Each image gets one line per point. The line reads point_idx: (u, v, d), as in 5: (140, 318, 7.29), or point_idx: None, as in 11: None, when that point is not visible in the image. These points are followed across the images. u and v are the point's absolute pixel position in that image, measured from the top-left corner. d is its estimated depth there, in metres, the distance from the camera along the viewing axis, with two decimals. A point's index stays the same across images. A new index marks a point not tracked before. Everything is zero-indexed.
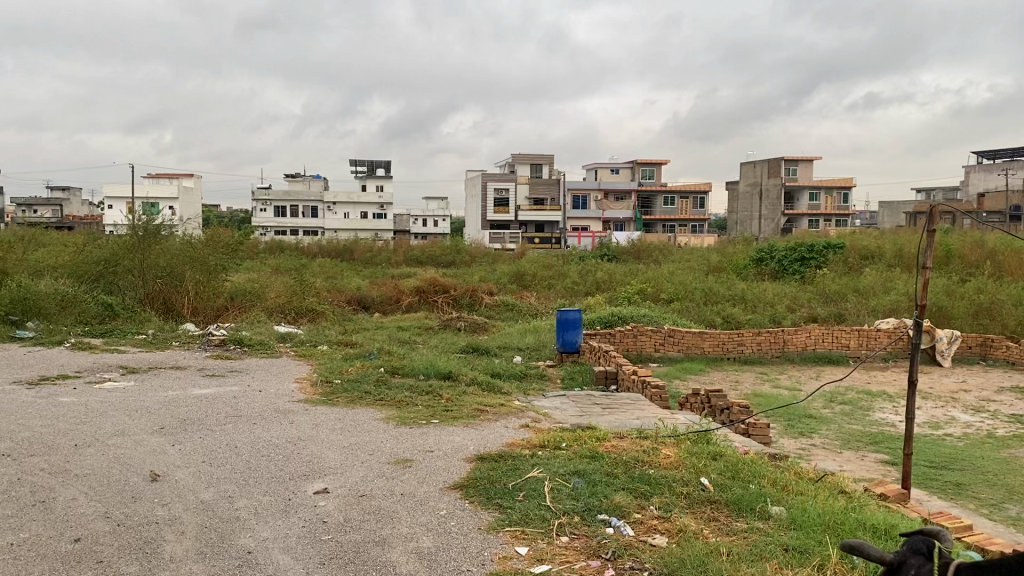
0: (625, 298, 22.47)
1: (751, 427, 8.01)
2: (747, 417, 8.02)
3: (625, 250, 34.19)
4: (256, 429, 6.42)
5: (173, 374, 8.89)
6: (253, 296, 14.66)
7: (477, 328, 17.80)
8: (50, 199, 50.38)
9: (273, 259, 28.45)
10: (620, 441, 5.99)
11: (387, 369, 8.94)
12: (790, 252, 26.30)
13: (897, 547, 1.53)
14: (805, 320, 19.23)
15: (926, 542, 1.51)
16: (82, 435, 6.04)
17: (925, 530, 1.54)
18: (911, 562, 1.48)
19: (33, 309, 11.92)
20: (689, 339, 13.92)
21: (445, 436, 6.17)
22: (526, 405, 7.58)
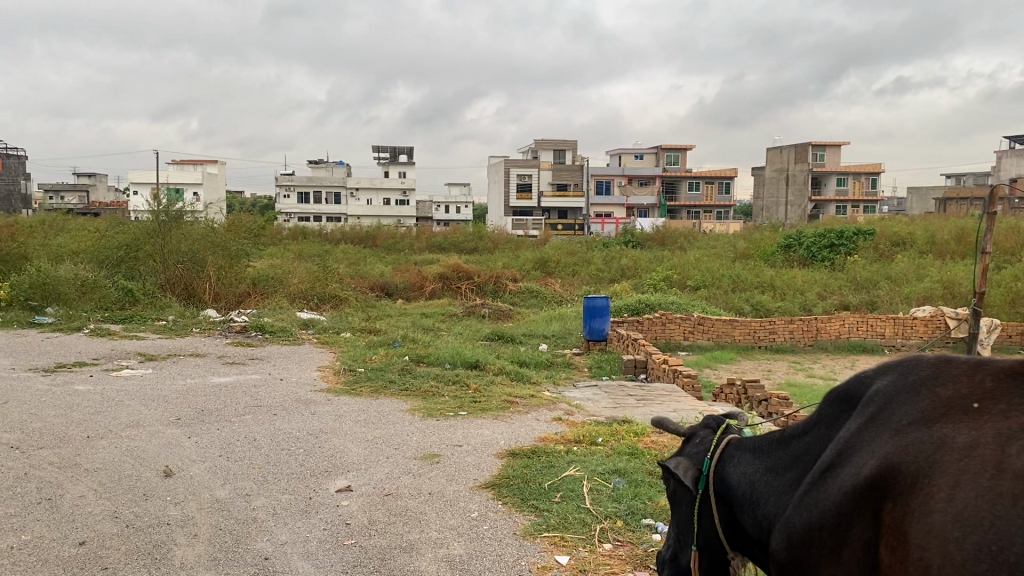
0: (651, 285, 22.05)
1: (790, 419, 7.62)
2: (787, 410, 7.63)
3: (650, 236, 33.69)
4: (277, 420, 6.14)
5: (193, 361, 8.63)
6: (275, 282, 14.44)
7: (501, 315, 17.51)
8: (76, 185, 50.51)
9: (296, 245, 28.32)
10: (660, 436, 5.64)
11: (411, 358, 8.61)
12: (818, 239, 25.72)
13: (695, 425, 2.32)
14: (836, 309, 18.76)
15: (715, 423, 2.29)
16: (93, 426, 5.78)
17: (716, 418, 2.32)
18: (699, 436, 2.26)
19: (53, 295, 11.77)
20: (719, 327, 13.51)
21: (474, 429, 5.84)
22: (557, 396, 7.24)
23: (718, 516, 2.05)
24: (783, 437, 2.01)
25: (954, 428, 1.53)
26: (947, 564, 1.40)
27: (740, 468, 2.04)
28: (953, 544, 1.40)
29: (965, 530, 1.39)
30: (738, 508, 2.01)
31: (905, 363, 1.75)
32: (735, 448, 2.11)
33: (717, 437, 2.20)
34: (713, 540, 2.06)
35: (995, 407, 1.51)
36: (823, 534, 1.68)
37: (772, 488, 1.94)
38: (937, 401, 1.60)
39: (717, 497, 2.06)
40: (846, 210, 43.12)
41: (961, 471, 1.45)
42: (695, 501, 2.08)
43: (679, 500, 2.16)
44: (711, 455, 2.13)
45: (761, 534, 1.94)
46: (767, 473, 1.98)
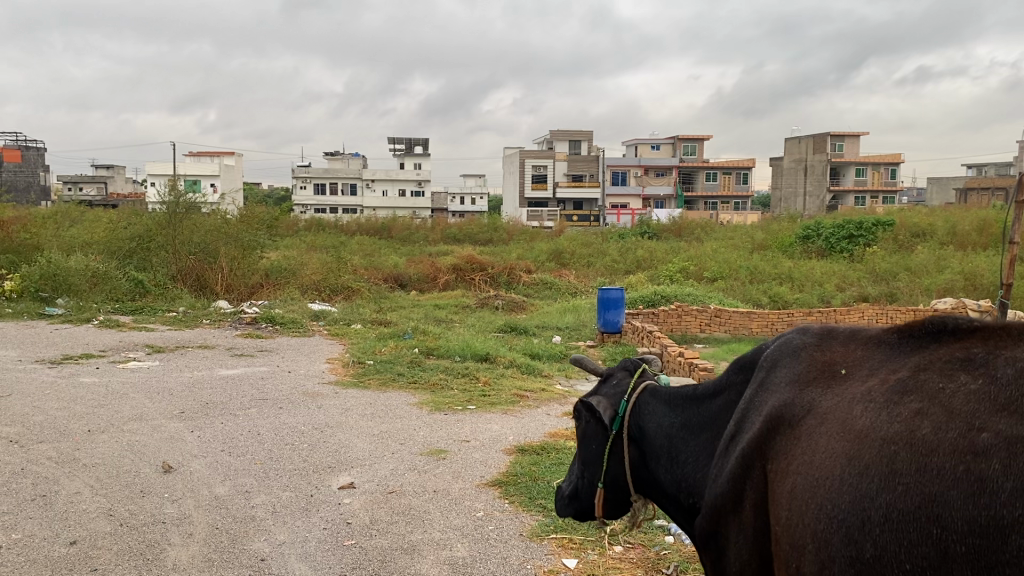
0: (667, 277, 21.85)
1: None
2: None
3: (666, 227, 33.43)
4: (282, 414, 6.02)
5: (201, 353, 8.53)
6: (287, 273, 14.36)
7: (515, 307, 17.37)
8: (93, 177, 50.72)
9: (311, 236, 28.30)
10: None
11: (421, 350, 8.47)
12: (837, 230, 25.43)
13: (612, 366, 2.48)
14: (854, 300, 18.48)
15: (632, 365, 2.48)
16: (95, 420, 5.69)
17: (631, 359, 2.52)
18: (617, 375, 2.45)
19: (63, 286, 11.72)
20: (736, 319, 13.43)
21: (482, 424, 5.70)
22: (569, 390, 7.08)
23: (629, 454, 2.31)
24: (695, 392, 2.29)
25: (818, 391, 1.78)
26: (802, 520, 1.60)
27: (656, 419, 2.30)
28: (806, 503, 1.60)
29: (808, 483, 1.60)
30: (653, 454, 2.29)
31: (790, 333, 2.04)
32: (651, 394, 2.35)
33: (634, 380, 2.40)
34: (619, 477, 2.33)
35: (858, 372, 1.75)
36: (722, 495, 1.99)
37: (691, 447, 2.22)
38: (813, 366, 1.86)
39: (630, 439, 2.31)
40: (865, 201, 42.67)
41: (818, 431, 1.67)
42: (608, 438, 2.32)
43: (589, 434, 2.37)
44: (629, 398, 2.34)
45: (676, 487, 2.23)
46: (683, 430, 2.25)
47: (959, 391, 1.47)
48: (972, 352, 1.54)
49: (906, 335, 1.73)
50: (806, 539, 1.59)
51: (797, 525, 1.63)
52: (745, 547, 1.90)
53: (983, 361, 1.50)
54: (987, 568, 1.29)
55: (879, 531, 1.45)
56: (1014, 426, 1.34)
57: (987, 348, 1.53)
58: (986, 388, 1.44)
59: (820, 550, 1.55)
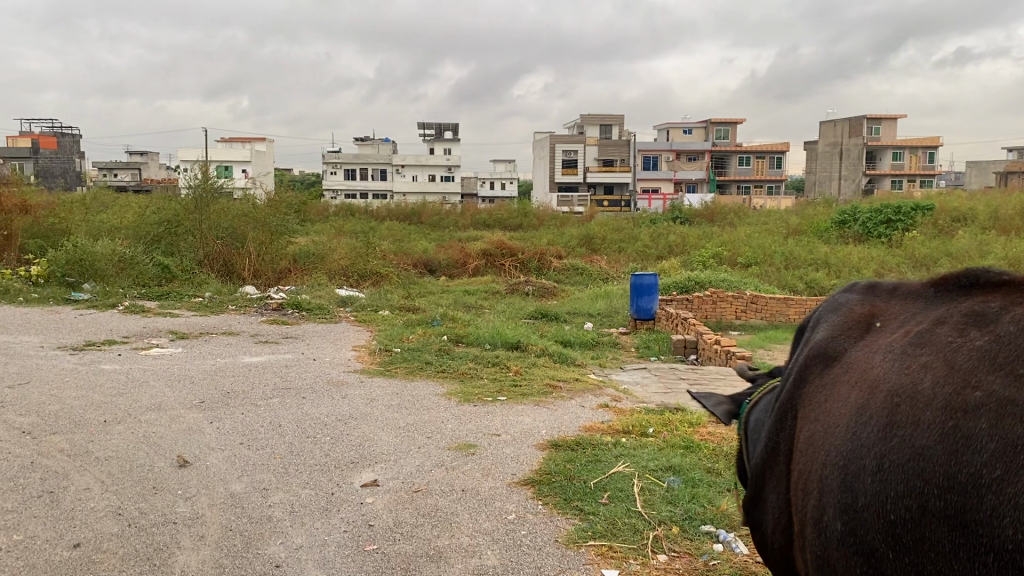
0: (701, 263, 21.43)
1: None
2: None
3: (698, 212, 32.93)
4: (305, 404, 5.78)
5: (225, 340, 8.33)
6: (316, 259, 14.20)
7: (545, 293, 17.08)
8: (128, 164, 51.17)
9: (341, 221, 28.18)
10: (717, 425, 5.19)
11: (449, 338, 8.19)
12: (875, 214, 24.80)
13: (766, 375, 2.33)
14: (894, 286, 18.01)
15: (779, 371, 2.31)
16: (113, 409, 5.50)
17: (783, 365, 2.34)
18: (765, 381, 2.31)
19: (90, 271, 11.61)
20: (772, 306, 14.36)
21: (513, 416, 5.41)
22: (604, 380, 6.79)
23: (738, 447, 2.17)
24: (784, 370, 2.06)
25: (849, 340, 1.75)
26: (813, 469, 1.60)
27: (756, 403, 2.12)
28: (817, 453, 1.60)
29: (822, 435, 1.59)
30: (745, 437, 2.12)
31: (849, 295, 1.92)
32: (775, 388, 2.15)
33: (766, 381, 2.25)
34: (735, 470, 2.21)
35: (889, 327, 1.69)
36: (768, 462, 1.88)
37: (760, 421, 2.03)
38: (850, 318, 1.82)
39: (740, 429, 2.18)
40: (902, 185, 41.96)
41: (837, 383, 1.66)
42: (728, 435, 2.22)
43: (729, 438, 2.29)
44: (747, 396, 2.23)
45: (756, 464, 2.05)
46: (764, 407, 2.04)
47: (964, 346, 1.42)
48: (986, 306, 1.48)
49: (942, 288, 1.66)
50: (815, 488, 1.58)
51: (811, 475, 1.62)
52: (780, 510, 1.82)
53: (994, 318, 1.43)
54: (959, 524, 1.26)
55: (871, 482, 1.43)
56: (1004, 386, 1.29)
57: (1004, 302, 1.47)
58: (989, 345, 1.38)
59: (824, 500, 1.54)
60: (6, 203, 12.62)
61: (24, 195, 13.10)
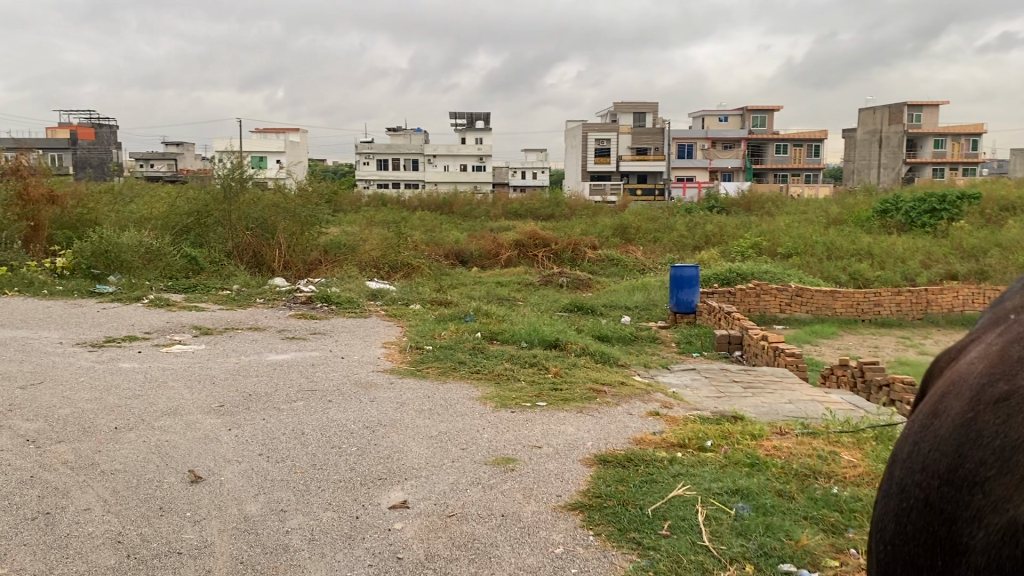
0: (739, 254, 20.81)
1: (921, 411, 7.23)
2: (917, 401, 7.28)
3: (735, 201, 32.19)
4: (330, 409, 5.35)
5: (250, 336, 7.95)
6: (346, 250, 13.86)
7: (580, 285, 16.58)
8: (163, 154, 51.35)
9: (372, 211, 27.87)
10: (782, 439, 4.69)
11: (484, 335, 7.72)
12: (919, 203, 23.93)
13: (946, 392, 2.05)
14: (942, 278, 17.34)
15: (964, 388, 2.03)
16: (126, 414, 5.14)
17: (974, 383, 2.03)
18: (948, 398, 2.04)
19: (115, 262, 11.32)
20: (819, 299, 13.88)
21: (554, 425, 4.95)
22: (650, 383, 6.29)
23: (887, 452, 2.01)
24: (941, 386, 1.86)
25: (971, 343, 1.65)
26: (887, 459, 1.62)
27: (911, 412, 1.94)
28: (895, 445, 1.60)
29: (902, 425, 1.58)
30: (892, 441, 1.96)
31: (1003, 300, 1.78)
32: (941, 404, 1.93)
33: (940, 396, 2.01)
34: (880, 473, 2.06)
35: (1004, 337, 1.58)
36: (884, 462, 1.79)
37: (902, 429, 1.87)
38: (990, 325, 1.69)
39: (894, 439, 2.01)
40: (944, 173, 40.76)
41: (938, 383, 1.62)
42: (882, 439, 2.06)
43: None
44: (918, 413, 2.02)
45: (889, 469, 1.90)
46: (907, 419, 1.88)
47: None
48: None
49: None
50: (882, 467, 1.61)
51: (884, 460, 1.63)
52: None
53: None
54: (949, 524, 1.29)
55: (904, 467, 1.47)
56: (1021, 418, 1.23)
57: None
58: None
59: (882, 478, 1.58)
60: (33, 193, 12.40)
61: (51, 185, 12.86)
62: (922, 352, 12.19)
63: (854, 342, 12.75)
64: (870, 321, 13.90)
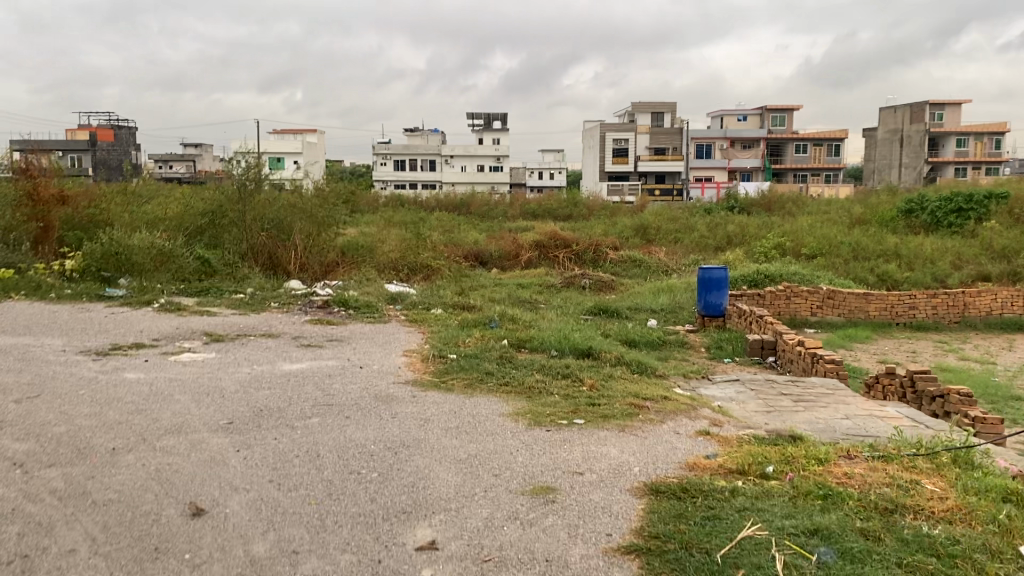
0: (762, 256, 20.25)
1: (978, 423, 6.57)
2: (973, 413, 6.64)
3: (755, 201, 31.60)
4: (348, 426, 4.90)
5: (263, 343, 7.52)
6: (364, 251, 13.43)
7: (603, 288, 16.12)
8: (182, 155, 51.37)
9: (390, 211, 27.56)
10: (852, 464, 4.20)
11: (511, 342, 7.24)
12: (945, 203, 23.28)
13: None
14: (974, 279, 16.74)
15: None
16: (125, 433, 4.71)
17: None
18: None
19: (126, 265, 10.96)
20: (851, 302, 13.33)
21: (595, 447, 4.48)
22: (694, 397, 5.81)
23: None
24: None
25: None
26: None
27: None
28: None
29: None
30: None
31: None
32: None
33: None
34: None
35: None
36: None
37: None
38: None
39: None
40: (966, 173, 39.87)
41: None
42: None
43: None
44: None
45: None
46: None
47: None
48: None
49: None
50: None
51: None
52: None
53: None
54: None
55: None
56: None
57: None
58: None
59: None
60: (43, 193, 12.08)
61: (62, 185, 12.54)
62: (963, 357, 11.62)
63: (890, 346, 12.18)
64: (905, 324, 13.35)
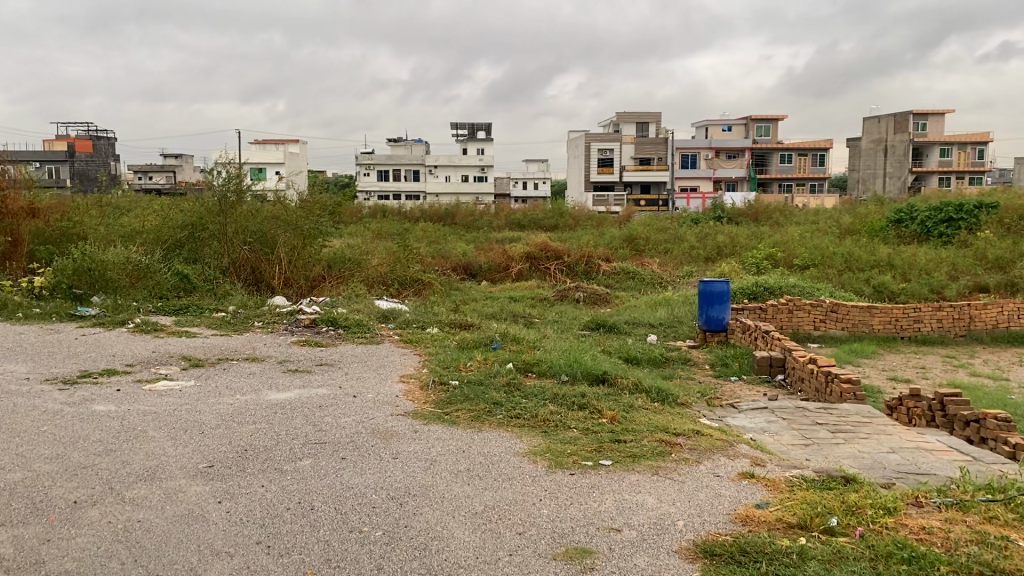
0: (755, 268, 19.79)
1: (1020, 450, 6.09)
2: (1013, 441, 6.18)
3: (741, 211, 31.24)
4: (344, 470, 4.33)
5: (247, 369, 6.93)
6: (352, 264, 12.84)
7: (598, 301, 15.57)
8: (163, 166, 50.59)
9: (374, 223, 26.94)
10: (925, 515, 3.69)
11: (517, 366, 6.70)
12: (934, 213, 22.92)
13: None
14: (972, 290, 16.34)
15: None
16: (91, 481, 4.11)
17: None
18: None
19: (100, 282, 10.33)
20: (855, 315, 12.82)
21: (628, 494, 3.95)
22: (726, 430, 5.30)
23: None
24: None
25: None
26: None
27: None
28: None
29: None
30: None
31: None
32: None
33: None
34: None
35: None
36: None
37: None
38: None
39: None
40: (950, 182, 39.87)
41: None
42: None
43: None
44: None
45: None
46: None
47: None
48: None
49: None
50: None
51: None
52: None
53: None
54: None
55: None
56: None
57: None
58: None
59: None
60: (11, 206, 11.36)
61: (33, 197, 11.88)
62: (973, 373, 11.12)
63: (897, 362, 11.70)
64: (909, 338, 12.89)
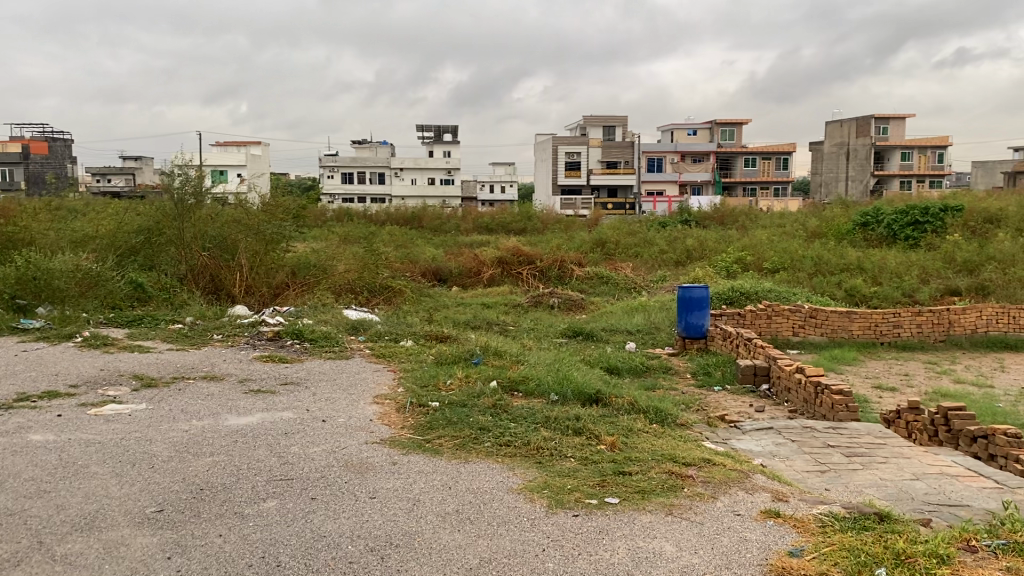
0: (726, 272, 19.48)
1: None
2: None
3: (708, 215, 31.04)
4: (314, 514, 3.77)
5: (205, 389, 6.32)
6: (318, 271, 12.15)
7: (572, 306, 15.12)
8: (122, 168, 49.30)
9: (339, 227, 26.24)
10: (981, 563, 3.25)
11: (501, 384, 6.19)
12: (901, 215, 22.78)
13: None
14: (942, 294, 16.17)
15: None
16: (18, 534, 3.51)
17: None
18: None
19: (45, 291, 9.60)
20: (835, 321, 12.45)
21: (641, 541, 3.45)
22: (736, 456, 4.84)
23: None
24: None
25: None
26: None
27: None
28: None
29: None
30: None
31: None
32: None
33: None
34: None
35: None
36: None
37: None
38: None
39: None
40: (911, 185, 39.92)
41: None
42: None
43: None
44: None
45: None
46: None
47: None
48: None
49: None
50: None
51: None
52: None
53: None
54: None
55: None
56: None
57: None
58: None
59: None
60: None
61: None
62: (958, 380, 10.80)
63: (880, 369, 11.37)
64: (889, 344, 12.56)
